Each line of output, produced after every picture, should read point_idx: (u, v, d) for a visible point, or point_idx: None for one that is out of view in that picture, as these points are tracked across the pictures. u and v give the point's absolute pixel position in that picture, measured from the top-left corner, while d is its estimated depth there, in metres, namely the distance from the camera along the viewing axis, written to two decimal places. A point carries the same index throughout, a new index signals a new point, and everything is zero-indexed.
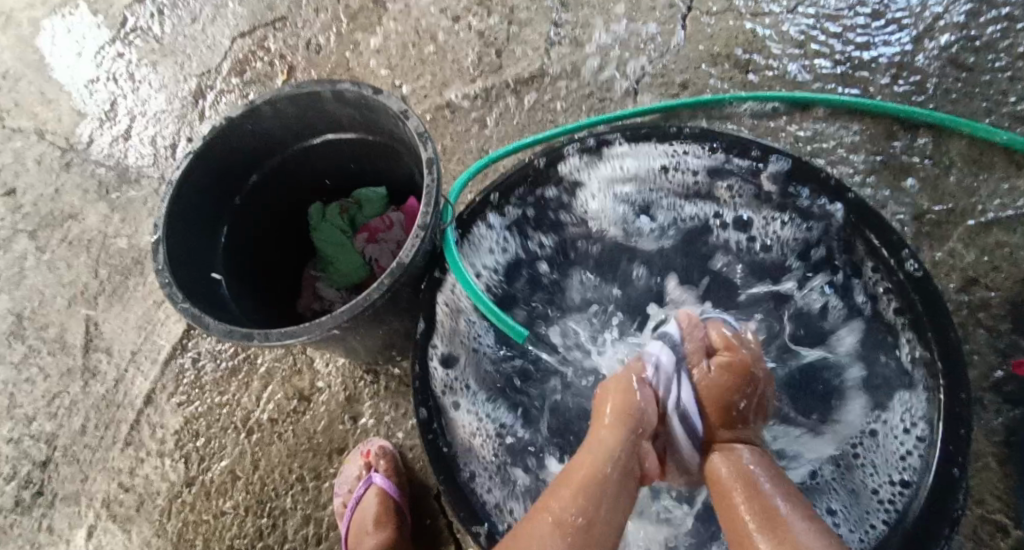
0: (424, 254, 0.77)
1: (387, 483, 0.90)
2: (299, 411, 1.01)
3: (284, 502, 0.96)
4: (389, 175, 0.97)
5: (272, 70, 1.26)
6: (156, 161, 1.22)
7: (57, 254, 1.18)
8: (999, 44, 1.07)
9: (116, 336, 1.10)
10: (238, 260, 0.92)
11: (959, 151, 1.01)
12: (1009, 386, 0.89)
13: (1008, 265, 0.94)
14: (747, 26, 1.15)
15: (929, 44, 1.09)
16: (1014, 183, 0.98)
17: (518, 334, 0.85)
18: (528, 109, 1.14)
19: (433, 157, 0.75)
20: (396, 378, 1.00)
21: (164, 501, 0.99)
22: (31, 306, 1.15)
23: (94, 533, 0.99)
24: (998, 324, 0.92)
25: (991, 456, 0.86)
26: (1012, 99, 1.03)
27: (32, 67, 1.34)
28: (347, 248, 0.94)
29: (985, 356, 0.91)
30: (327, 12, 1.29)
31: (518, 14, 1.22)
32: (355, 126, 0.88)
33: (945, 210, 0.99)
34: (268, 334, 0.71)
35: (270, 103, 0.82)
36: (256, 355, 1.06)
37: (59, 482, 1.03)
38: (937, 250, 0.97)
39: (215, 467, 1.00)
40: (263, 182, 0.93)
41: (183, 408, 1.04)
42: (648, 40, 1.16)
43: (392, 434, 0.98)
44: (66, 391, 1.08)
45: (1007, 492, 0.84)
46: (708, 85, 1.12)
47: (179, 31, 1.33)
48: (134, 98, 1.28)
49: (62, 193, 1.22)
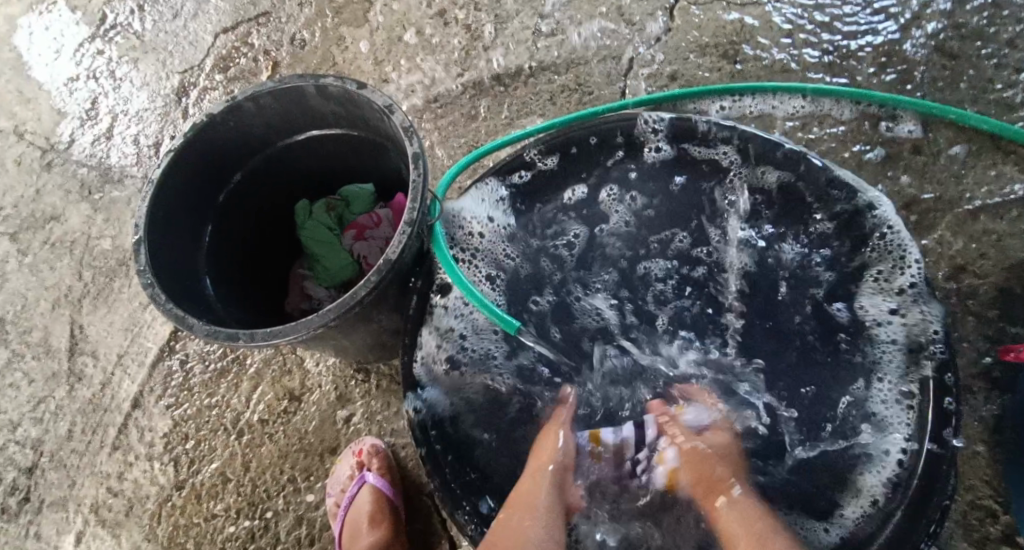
0: (412, 250, 0.76)
1: (380, 481, 0.89)
2: (289, 411, 1.00)
3: (275, 503, 0.95)
4: (376, 172, 0.96)
5: (256, 67, 1.25)
6: (140, 160, 1.21)
7: (39, 257, 1.16)
8: (985, 31, 1.07)
9: (101, 339, 1.08)
10: (222, 260, 0.90)
11: (946, 139, 1.02)
12: (997, 372, 0.89)
13: (996, 252, 0.95)
14: (735, 16, 1.15)
15: (916, 32, 1.09)
16: (1001, 170, 0.99)
17: (508, 326, 0.81)
18: (518, 103, 1.13)
19: (419, 153, 0.74)
20: (387, 376, 0.99)
21: (154, 505, 0.98)
22: (14, 310, 1.13)
23: (83, 539, 0.97)
24: (987, 311, 0.92)
25: (979, 442, 0.87)
26: (999, 86, 1.04)
27: (11, 66, 1.31)
28: (335, 247, 0.92)
29: (973, 343, 0.91)
30: (312, 8, 1.27)
31: (505, 6, 1.20)
32: (340, 122, 0.86)
33: (934, 197, 0.99)
34: (255, 335, 0.70)
35: (253, 99, 0.80)
36: (245, 356, 1.05)
37: (47, 488, 1.01)
38: (926, 237, 0.97)
39: (205, 470, 0.99)
40: (247, 180, 0.91)
41: (172, 411, 1.03)
42: (636, 32, 1.15)
43: (384, 433, 0.97)
44: (51, 396, 1.06)
45: (995, 477, 0.85)
46: (698, 76, 1.11)
47: (160, 27, 1.30)
48: (115, 97, 1.26)
49: (43, 194, 1.20)
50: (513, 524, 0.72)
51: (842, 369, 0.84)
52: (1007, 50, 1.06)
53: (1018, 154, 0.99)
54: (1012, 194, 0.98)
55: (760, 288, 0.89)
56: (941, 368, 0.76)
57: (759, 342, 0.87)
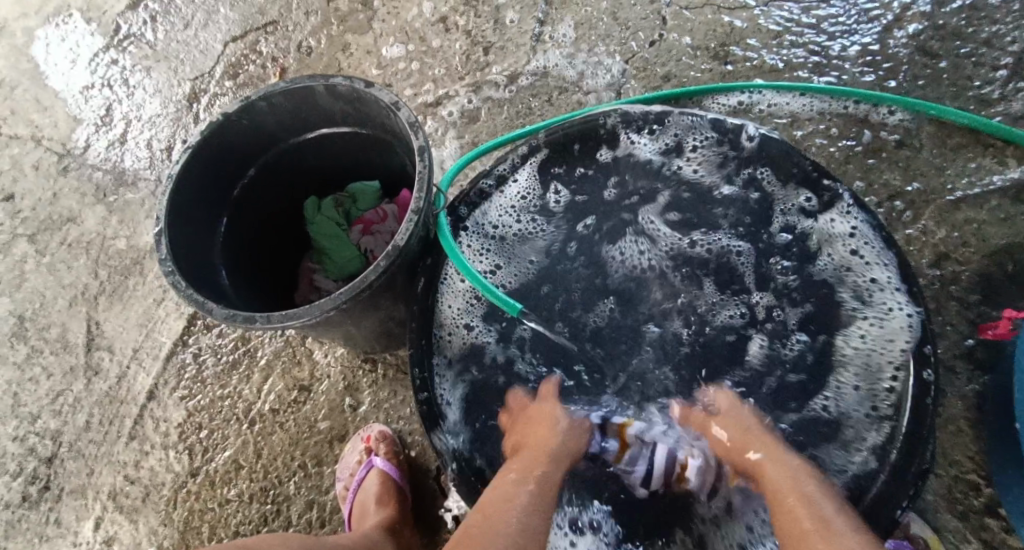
0: (418, 237, 0.80)
1: (388, 465, 0.93)
2: (299, 401, 1.04)
3: (287, 488, 0.99)
4: (383, 170, 1.01)
5: (264, 73, 1.30)
6: (152, 164, 1.25)
7: (56, 257, 1.20)
8: (964, 31, 1.12)
9: (117, 335, 1.13)
10: (236, 253, 0.95)
11: (928, 133, 1.06)
12: (979, 353, 0.93)
13: (977, 240, 0.99)
14: (725, 19, 1.20)
15: (898, 33, 1.14)
16: (981, 163, 1.04)
17: (509, 307, 0.85)
18: (519, 105, 1.18)
19: (425, 146, 0.78)
20: (394, 365, 1.03)
21: (170, 491, 1.01)
22: (32, 307, 1.17)
23: (102, 524, 1.01)
24: (968, 295, 0.96)
25: (963, 419, 0.90)
26: (977, 83, 1.09)
27: (28, 76, 1.36)
28: (343, 241, 0.98)
29: (956, 326, 0.95)
30: (318, 16, 1.32)
31: (505, 12, 1.25)
32: (348, 120, 0.91)
33: (916, 188, 1.03)
34: (271, 317, 0.74)
35: (265, 99, 0.85)
36: (256, 349, 1.08)
37: (66, 477, 1.05)
38: (911, 227, 1.01)
39: (219, 458, 1.02)
40: (260, 176, 0.95)
41: (186, 402, 1.07)
42: (630, 35, 1.21)
43: (392, 420, 1.01)
44: (69, 389, 1.10)
45: (977, 453, 0.88)
46: (690, 78, 1.17)
47: (172, 37, 1.36)
48: (129, 103, 1.31)
49: (59, 197, 1.25)
50: (512, 479, 0.70)
51: (830, 350, 0.87)
52: (984, 50, 1.11)
53: (997, 147, 1.04)
54: (991, 184, 1.02)
55: (751, 271, 0.93)
56: (922, 338, 0.78)
57: (751, 322, 0.90)
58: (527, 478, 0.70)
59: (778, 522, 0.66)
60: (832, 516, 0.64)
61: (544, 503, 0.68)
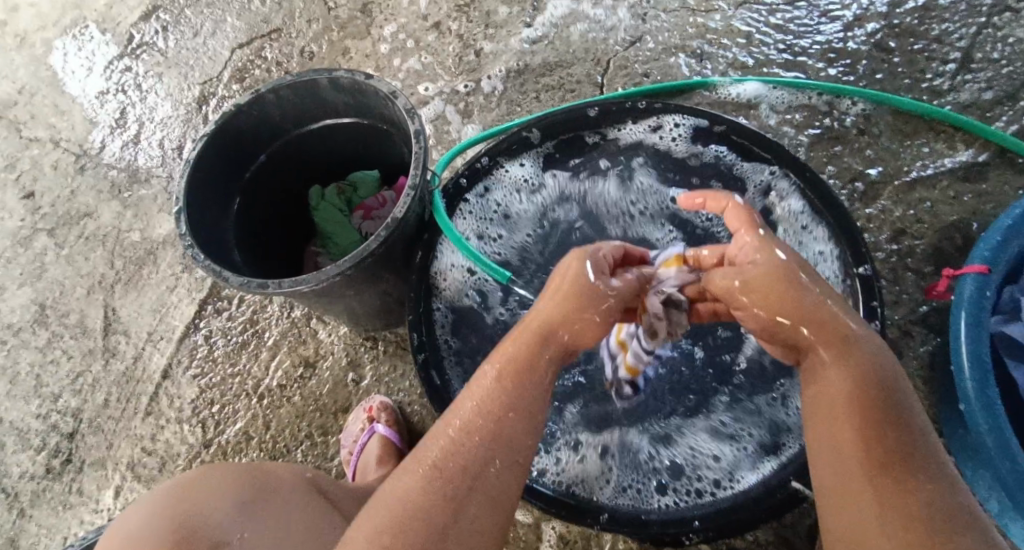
0: (415, 213, 0.89)
1: (388, 431, 1.00)
2: (305, 377, 1.11)
3: (295, 456, 1.06)
4: (382, 159, 1.09)
5: (269, 77, 1.39)
6: (164, 162, 1.34)
7: (74, 249, 1.27)
8: (917, 29, 1.22)
9: (133, 319, 1.20)
10: (247, 235, 1.02)
11: (886, 122, 1.15)
12: (932, 319, 1.01)
13: (930, 217, 1.08)
14: (698, 21, 1.29)
15: (857, 31, 1.24)
16: (933, 147, 1.12)
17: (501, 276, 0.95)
18: (508, 102, 1.27)
19: (421, 130, 0.86)
20: (394, 342, 1.11)
21: (185, 461, 1.08)
22: (52, 296, 1.24)
23: (121, 493, 1.08)
24: (922, 267, 1.05)
25: (917, 378, 0.98)
26: (930, 76, 1.18)
27: (46, 82, 1.45)
28: (345, 225, 1.06)
29: (911, 295, 1.03)
30: (319, 23, 1.41)
31: (495, 18, 1.35)
32: (350, 111, 0.99)
33: (875, 171, 1.12)
34: (281, 283, 0.82)
35: (274, 91, 0.93)
36: (264, 330, 1.16)
37: (86, 450, 1.11)
38: (870, 207, 1.10)
39: (230, 429, 1.09)
40: (269, 164, 1.04)
41: (198, 379, 1.14)
42: (611, 37, 1.30)
43: (392, 392, 1.09)
44: (89, 370, 1.17)
45: (929, 407, 0.96)
46: (667, 75, 1.26)
47: (182, 45, 1.44)
48: (142, 107, 1.40)
49: (77, 194, 1.33)
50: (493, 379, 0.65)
51: None
52: (936, 45, 1.20)
53: (948, 133, 1.13)
54: (943, 166, 1.11)
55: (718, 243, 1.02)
56: (868, 293, 0.85)
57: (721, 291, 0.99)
58: (509, 378, 0.65)
59: (820, 411, 0.62)
60: (897, 431, 0.57)
61: (522, 404, 0.64)
